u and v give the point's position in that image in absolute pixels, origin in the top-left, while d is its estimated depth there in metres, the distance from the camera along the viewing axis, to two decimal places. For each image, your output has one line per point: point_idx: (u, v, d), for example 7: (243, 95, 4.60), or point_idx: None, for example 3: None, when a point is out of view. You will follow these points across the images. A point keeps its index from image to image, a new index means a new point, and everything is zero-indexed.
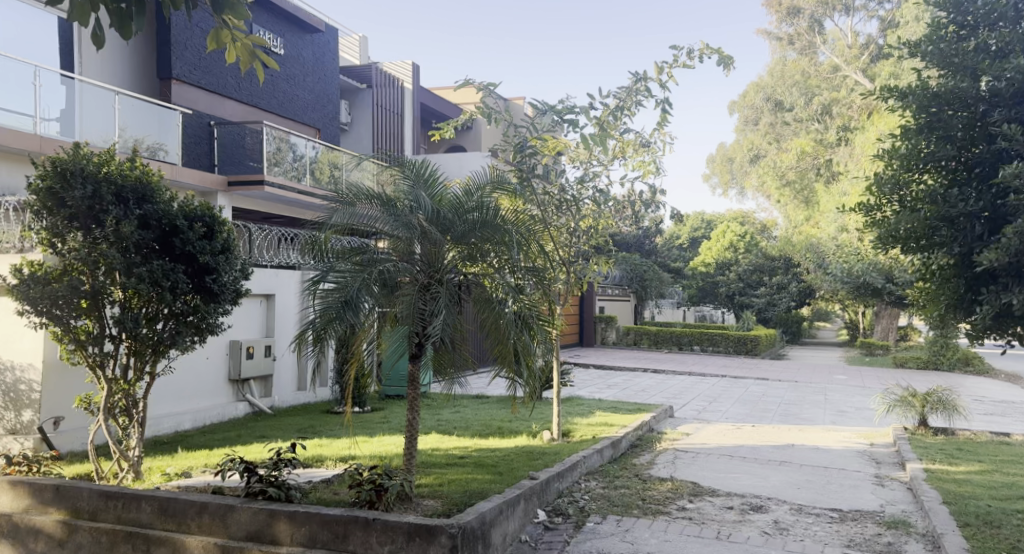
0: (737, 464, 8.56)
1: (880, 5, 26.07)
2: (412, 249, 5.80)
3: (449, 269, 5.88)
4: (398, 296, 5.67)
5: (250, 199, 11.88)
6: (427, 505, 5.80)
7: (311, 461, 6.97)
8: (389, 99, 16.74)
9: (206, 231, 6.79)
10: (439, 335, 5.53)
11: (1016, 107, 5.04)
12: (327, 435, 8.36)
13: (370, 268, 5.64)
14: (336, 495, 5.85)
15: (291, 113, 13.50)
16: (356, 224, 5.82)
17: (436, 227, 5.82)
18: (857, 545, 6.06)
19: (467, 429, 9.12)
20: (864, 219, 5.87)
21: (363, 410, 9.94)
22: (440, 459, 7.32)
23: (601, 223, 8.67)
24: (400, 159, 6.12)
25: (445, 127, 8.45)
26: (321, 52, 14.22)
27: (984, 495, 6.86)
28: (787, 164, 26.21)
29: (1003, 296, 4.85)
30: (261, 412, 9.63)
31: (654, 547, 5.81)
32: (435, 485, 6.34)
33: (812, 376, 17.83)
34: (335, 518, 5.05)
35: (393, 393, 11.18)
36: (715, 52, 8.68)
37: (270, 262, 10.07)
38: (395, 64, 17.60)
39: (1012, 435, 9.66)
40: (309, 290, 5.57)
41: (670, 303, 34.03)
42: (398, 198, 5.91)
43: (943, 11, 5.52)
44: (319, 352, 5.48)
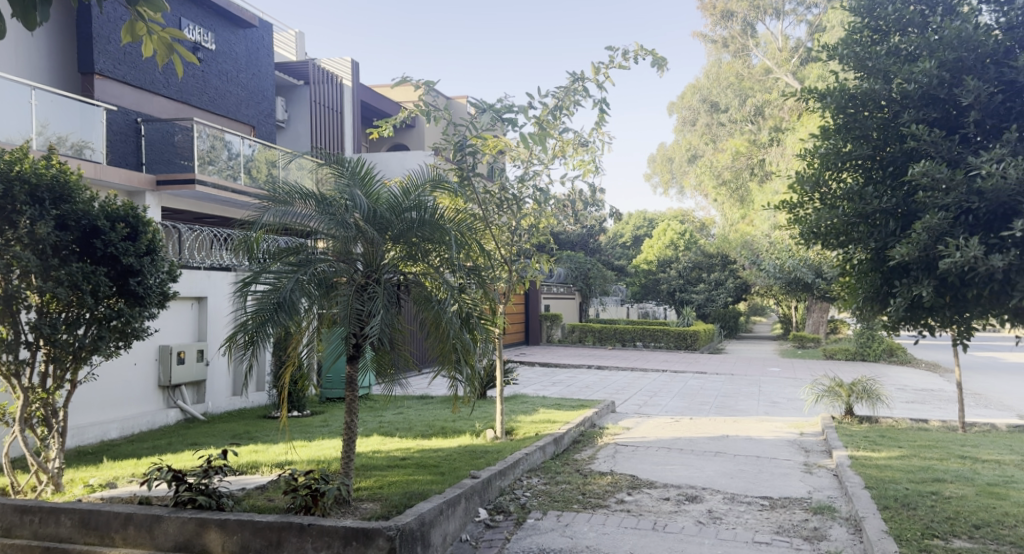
0: (674, 456, 8.78)
1: (808, 9, 26.80)
2: (350, 250, 5.81)
3: (387, 268, 5.88)
4: (335, 296, 5.64)
5: (178, 199, 11.74)
6: (365, 507, 5.80)
7: (246, 468, 6.94)
8: (328, 97, 16.62)
9: (129, 232, 6.74)
10: (377, 335, 5.53)
11: (924, 109, 5.24)
12: (263, 441, 8.32)
13: (305, 268, 5.61)
14: (271, 501, 5.83)
15: (223, 110, 13.33)
16: (290, 222, 5.79)
17: (372, 226, 5.82)
18: (785, 531, 6.29)
19: (410, 430, 9.16)
20: (788, 216, 6.09)
21: (301, 414, 9.91)
22: (382, 461, 7.34)
23: (542, 222, 8.74)
24: (337, 157, 6.12)
25: (383, 126, 8.42)
26: (254, 48, 14.05)
27: (903, 479, 7.18)
28: (723, 163, 26.82)
29: (915, 289, 5.07)
30: (193, 418, 9.53)
31: (592, 541, 5.94)
32: (374, 487, 6.35)
33: (748, 369, 18.34)
34: (268, 525, 5.07)
35: (333, 395, 11.16)
36: (649, 53, 8.90)
37: (202, 263, 10.05)
38: (333, 61, 17.46)
39: (930, 421, 10.09)
40: (241, 291, 5.49)
41: (614, 301, 34.49)
42: (334, 196, 5.89)
43: (858, 17, 5.77)
44: (251, 354, 5.41)
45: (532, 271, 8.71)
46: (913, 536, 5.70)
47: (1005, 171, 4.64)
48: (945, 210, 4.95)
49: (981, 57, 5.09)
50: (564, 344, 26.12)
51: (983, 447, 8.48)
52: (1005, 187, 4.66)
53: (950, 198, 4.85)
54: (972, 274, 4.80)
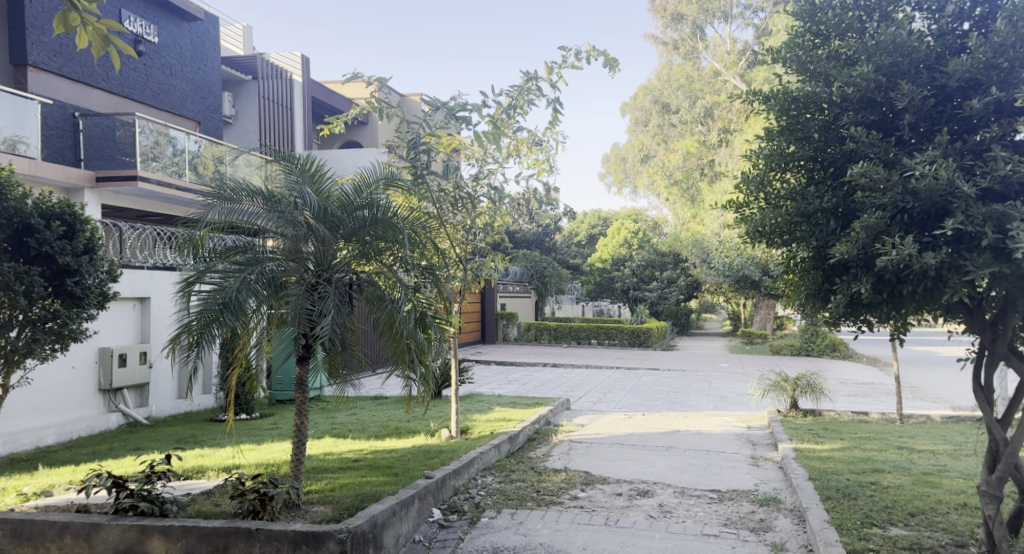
0: (626, 452, 8.92)
1: (755, 12, 26.96)
2: (300, 248, 5.79)
3: (339, 268, 5.86)
4: (284, 296, 5.61)
5: (119, 196, 11.54)
6: (316, 510, 5.79)
7: (191, 473, 6.88)
8: (276, 92, 16.45)
9: (66, 231, 6.61)
10: (328, 335, 5.51)
11: (862, 111, 5.40)
12: (209, 444, 8.25)
13: (253, 268, 5.58)
14: (217, 506, 5.78)
15: (167, 105, 13.12)
16: (238, 220, 5.76)
17: (323, 224, 5.81)
18: (733, 523, 6.46)
19: (364, 431, 9.15)
20: (734, 216, 6.24)
21: (250, 417, 9.85)
22: (333, 463, 7.33)
23: (497, 220, 8.76)
24: (287, 153, 6.09)
25: (336, 122, 8.32)
26: (199, 41, 13.86)
27: (844, 470, 7.40)
28: (674, 164, 27.10)
29: (854, 286, 5.24)
30: (135, 422, 9.40)
31: (546, 538, 6.01)
32: (325, 490, 6.34)
33: (698, 365, 18.70)
34: (213, 531, 5.09)
35: (284, 397, 11.11)
36: (602, 54, 9.03)
37: (144, 263, 9.92)
38: (283, 56, 17.33)
39: (870, 414, 10.40)
40: (185, 292, 5.45)
41: (569, 299, 34.76)
42: (283, 194, 5.85)
43: (799, 21, 5.89)
44: (197, 356, 5.36)
45: (487, 270, 8.74)
46: (853, 525, 5.88)
47: (936, 171, 4.79)
48: (882, 209, 5.11)
49: (915, 62, 5.25)
50: (520, 342, 26.23)
51: (920, 438, 8.78)
52: (937, 188, 4.80)
53: (886, 198, 5.00)
54: (908, 271, 4.97)
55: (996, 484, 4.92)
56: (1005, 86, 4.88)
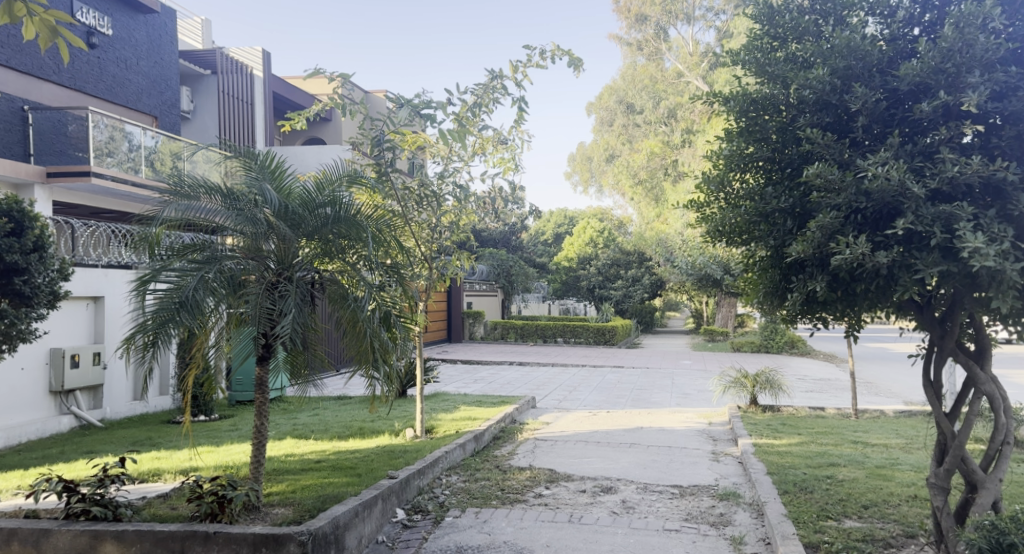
0: (590, 449, 9.00)
1: (717, 14, 27.24)
2: (260, 246, 5.75)
3: (300, 266, 5.84)
4: (243, 295, 5.57)
5: (72, 192, 11.35)
6: (276, 512, 5.78)
7: (147, 476, 6.82)
8: (236, 87, 16.29)
9: (13, 229, 6.52)
10: (288, 335, 5.48)
11: (818, 113, 5.52)
12: (166, 447, 8.18)
13: (211, 266, 5.54)
14: (173, 509, 5.74)
15: (121, 99, 12.93)
16: (194, 218, 5.72)
17: (284, 222, 5.76)
18: (693, 518, 6.57)
19: (326, 431, 9.13)
20: (696, 215, 6.36)
21: (209, 418, 9.77)
22: (295, 465, 7.30)
23: (463, 218, 8.79)
24: (247, 150, 6.01)
25: (297, 118, 8.23)
26: (155, 34, 13.67)
27: (801, 464, 7.56)
28: (639, 163, 27.26)
29: (808, 284, 5.35)
30: (89, 425, 9.27)
31: (510, 536, 6.05)
32: (286, 492, 6.32)
33: (661, 362, 18.91)
34: (169, 535, 5.07)
35: (244, 398, 11.05)
36: (567, 54, 9.11)
37: (98, 261, 9.80)
38: (245, 51, 17.29)
39: (827, 409, 10.62)
40: (140, 291, 5.39)
41: (536, 297, 34.89)
42: (241, 190, 5.81)
43: (759, 24, 6.02)
44: (152, 356, 5.31)
45: (452, 269, 8.75)
46: (809, 518, 6.02)
47: (887, 173, 4.86)
48: (837, 209, 5.21)
49: (868, 66, 5.38)
50: (487, 341, 26.24)
51: (874, 432, 8.99)
52: (889, 188, 4.88)
53: (841, 198, 5.10)
54: (861, 270, 5.07)
55: (944, 476, 5.08)
56: (952, 90, 4.94)
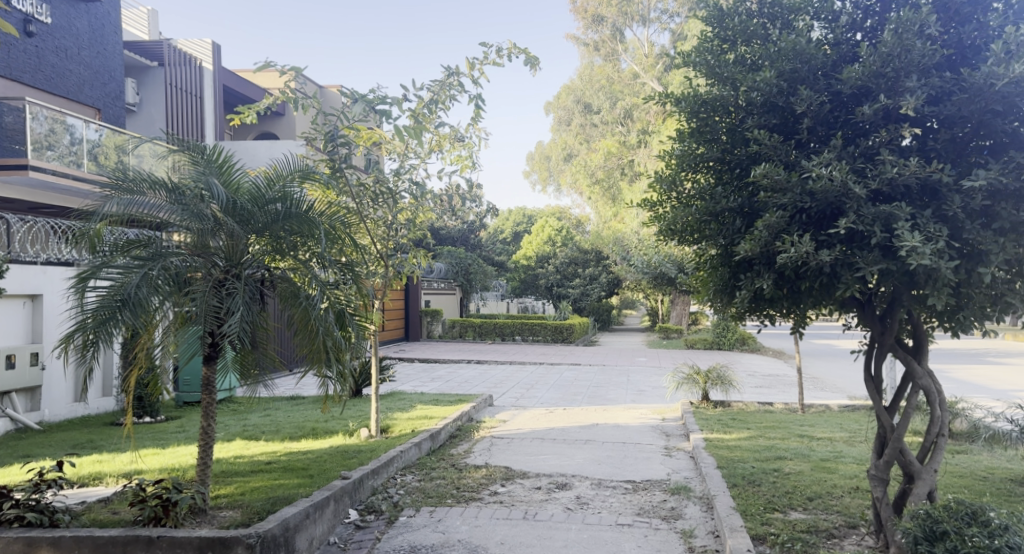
0: (546, 446, 9.08)
1: (672, 17, 27.48)
2: (208, 243, 5.68)
3: (249, 263, 5.78)
4: (189, 293, 5.49)
5: (7, 185, 11.14)
6: (224, 515, 5.74)
7: (87, 480, 6.72)
8: (185, 79, 16.12)
9: None
10: (236, 333, 5.41)
11: (765, 115, 5.62)
12: (108, 450, 8.06)
13: (156, 263, 5.45)
14: (116, 514, 5.66)
15: (62, 90, 12.65)
16: (137, 213, 5.67)
17: (232, 217, 5.70)
18: (645, 512, 6.69)
19: (278, 432, 9.09)
20: (649, 214, 6.45)
21: (155, 420, 9.66)
22: (244, 466, 7.25)
23: (419, 216, 8.78)
24: (193, 144, 5.95)
25: (246, 111, 8.00)
26: (97, 23, 13.40)
27: (750, 458, 7.74)
28: (596, 163, 27.48)
29: (756, 281, 5.47)
30: (27, 428, 9.08)
31: (464, 535, 6.09)
32: (235, 494, 6.28)
33: (618, 360, 19.16)
34: (110, 540, 5.05)
35: (191, 399, 10.92)
36: (523, 52, 9.16)
37: (37, 258, 9.63)
38: (191, 42, 16.87)
39: (775, 404, 10.85)
40: (79, 288, 5.30)
41: (494, 296, 34.94)
42: (187, 185, 5.74)
43: (709, 26, 6.12)
44: (92, 355, 5.21)
45: (409, 266, 8.74)
46: (757, 510, 6.16)
47: (831, 173, 4.97)
48: (783, 208, 5.33)
49: (813, 69, 5.49)
50: (444, 340, 26.21)
51: (819, 426, 9.22)
52: (832, 189, 5.01)
53: (787, 197, 5.22)
54: (805, 268, 5.21)
55: (883, 468, 5.25)
56: (892, 94, 5.08)
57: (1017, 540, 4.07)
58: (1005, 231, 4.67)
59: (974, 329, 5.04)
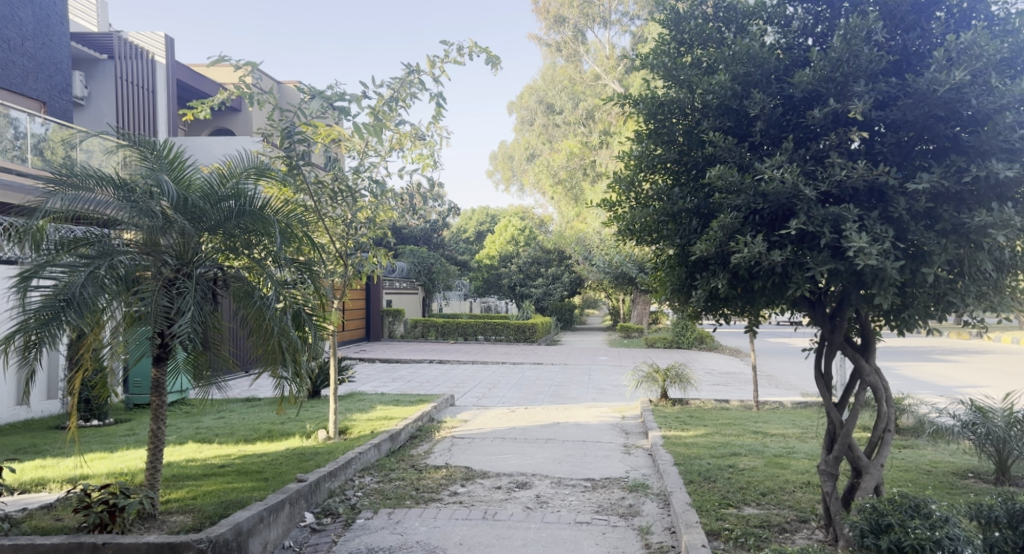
0: (507, 446, 9.13)
1: (632, 19, 27.64)
2: (158, 241, 5.61)
3: (201, 261, 5.72)
4: (138, 293, 5.43)
5: None
6: (174, 520, 5.70)
7: (29, 486, 6.63)
8: (137, 73, 15.35)
9: None
10: (187, 333, 5.34)
11: (720, 117, 5.68)
12: (51, 455, 7.93)
13: (103, 261, 5.37)
14: (58, 521, 5.60)
15: (6, 82, 12.09)
16: (82, 209, 5.48)
17: (182, 214, 5.64)
18: (604, 510, 6.77)
19: (232, 434, 9.02)
20: (608, 214, 6.51)
21: (102, 423, 9.53)
22: (197, 470, 7.19)
23: (380, 215, 8.74)
24: (142, 139, 5.86)
25: (199, 106, 7.85)
26: (42, 14, 12.87)
27: (706, 454, 7.87)
28: (559, 164, 27.61)
29: (711, 280, 5.57)
30: None
31: (423, 536, 6.11)
32: (187, 498, 6.23)
33: (579, 359, 19.31)
34: (52, 547, 5.03)
35: (141, 401, 10.77)
36: (483, 51, 9.19)
37: None
38: (144, 35, 16.16)
39: (731, 401, 11.03)
40: (22, 287, 5.20)
41: (457, 296, 34.94)
42: (136, 181, 5.66)
43: (666, 29, 6.17)
44: (35, 356, 5.12)
45: (369, 266, 8.73)
46: (711, 506, 6.28)
47: (782, 176, 5.08)
48: (737, 209, 5.42)
49: (766, 73, 5.57)
50: (406, 339, 26.12)
51: (773, 423, 9.40)
52: (783, 191, 5.11)
53: (740, 199, 5.30)
54: (757, 268, 5.32)
55: (832, 463, 5.38)
56: (841, 98, 5.20)
57: (957, 531, 4.20)
58: (947, 232, 4.81)
59: (919, 327, 5.18)
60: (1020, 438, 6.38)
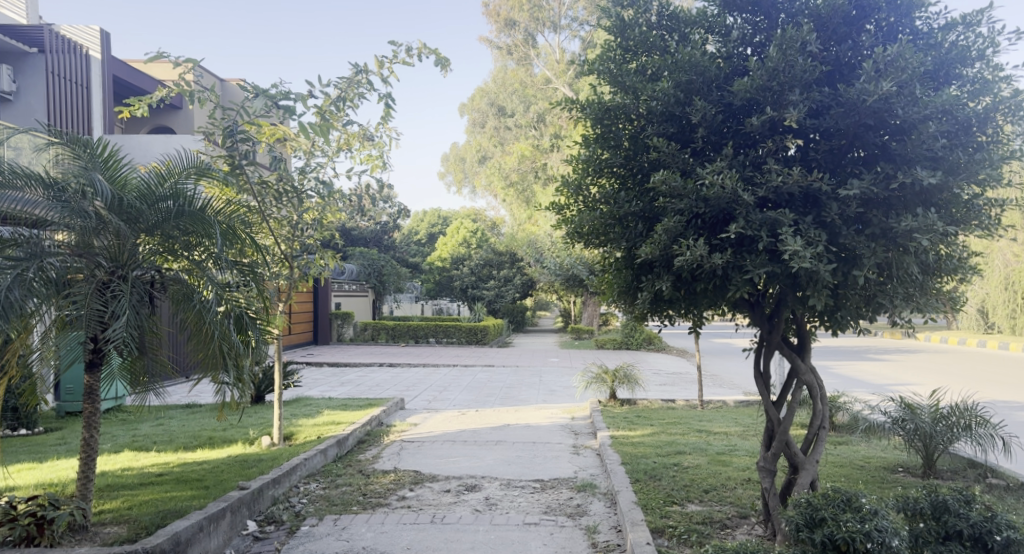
0: (456, 448, 9.15)
1: (581, 24, 27.77)
2: (90, 243, 5.50)
3: (137, 263, 5.65)
4: (70, 296, 5.33)
5: None
6: (107, 532, 5.61)
7: None
8: (71, 68, 14.49)
9: None
10: (121, 338, 5.25)
11: (663, 123, 5.76)
12: None
13: (33, 262, 5.25)
14: None
15: None
16: (9, 208, 5.44)
17: (117, 215, 5.53)
18: (552, 511, 6.84)
19: (171, 442, 8.88)
20: (556, 217, 6.57)
21: (31, 433, 9.30)
22: (132, 480, 7.06)
23: (327, 216, 8.70)
24: (75, 136, 5.76)
25: (137, 103, 7.70)
26: None
27: (652, 454, 7.99)
28: (510, 166, 27.64)
29: (656, 283, 5.65)
30: None
31: (370, 541, 6.11)
32: (122, 509, 6.13)
33: (530, 360, 19.46)
34: None
35: (74, 409, 10.53)
36: (433, 52, 9.19)
37: None
38: (78, 29, 15.44)
39: (678, 401, 11.21)
40: None
41: (408, 298, 34.81)
42: (68, 180, 5.54)
43: (612, 36, 6.24)
44: None
45: (316, 268, 8.67)
46: (656, 504, 6.39)
47: (722, 181, 5.18)
48: (680, 213, 5.49)
49: (707, 81, 5.67)
50: (356, 343, 25.96)
51: (717, 421, 9.59)
52: (723, 196, 5.21)
53: (683, 203, 5.37)
54: (700, 270, 5.41)
55: (770, 460, 5.52)
56: (777, 106, 5.33)
57: (885, 523, 4.35)
58: (877, 236, 4.98)
59: (851, 328, 5.35)
60: (945, 434, 6.65)
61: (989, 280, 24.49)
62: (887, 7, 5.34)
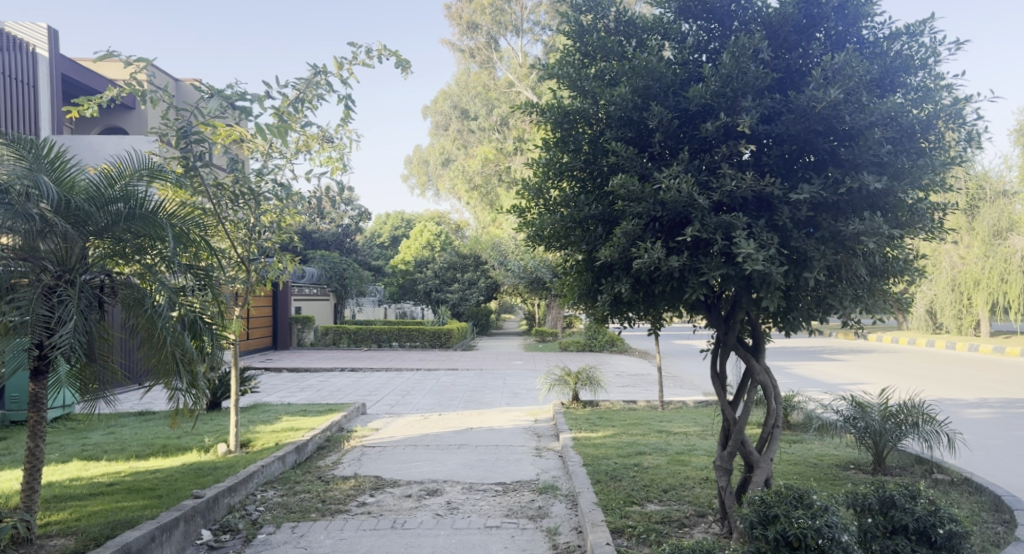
0: (418, 453, 9.12)
1: (543, 28, 27.95)
2: (36, 246, 5.39)
3: (85, 268, 5.56)
4: (14, 301, 5.22)
5: None
6: (53, 544, 5.52)
7: None
8: (18, 67, 14.13)
9: None
10: (67, 344, 5.16)
11: (621, 128, 5.78)
12: None
13: None
14: None
15: None
16: None
17: (64, 218, 5.44)
18: (513, 514, 6.85)
19: (122, 451, 8.74)
20: (517, 220, 6.59)
21: None
22: (81, 490, 6.93)
23: (285, 219, 8.60)
24: (19, 136, 5.64)
25: (87, 103, 7.53)
26: None
27: (613, 455, 8.05)
28: (473, 169, 27.62)
29: (615, 286, 5.68)
30: None
31: (328, 548, 6.07)
32: (69, 520, 6.03)
33: (494, 363, 19.50)
34: None
35: (19, 418, 10.32)
36: (393, 54, 9.17)
37: None
38: (24, 27, 15.16)
39: (638, 402, 11.31)
40: None
41: (372, 302, 34.61)
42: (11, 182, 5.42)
43: (570, 41, 6.27)
44: None
45: (273, 271, 8.60)
46: (616, 504, 6.43)
47: (679, 185, 5.21)
48: (638, 217, 5.52)
49: (664, 86, 5.71)
50: (317, 347, 25.73)
51: (677, 421, 9.68)
52: (679, 200, 5.24)
53: (641, 207, 5.40)
54: (657, 273, 5.45)
55: (727, 459, 5.58)
56: (730, 112, 5.38)
57: (835, 519, 4.43)
58: (827, 239, 5.08)
59: (803, 329, 5.43)
60: (894, 432, 6.76)
61: (938, 282, 24.90)
62: (835, 16, 5.44)
